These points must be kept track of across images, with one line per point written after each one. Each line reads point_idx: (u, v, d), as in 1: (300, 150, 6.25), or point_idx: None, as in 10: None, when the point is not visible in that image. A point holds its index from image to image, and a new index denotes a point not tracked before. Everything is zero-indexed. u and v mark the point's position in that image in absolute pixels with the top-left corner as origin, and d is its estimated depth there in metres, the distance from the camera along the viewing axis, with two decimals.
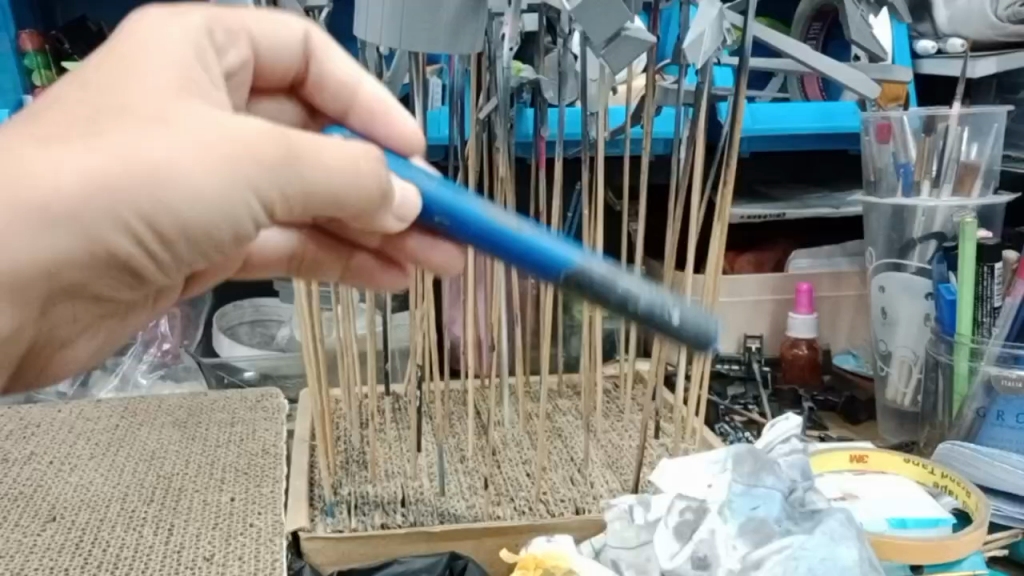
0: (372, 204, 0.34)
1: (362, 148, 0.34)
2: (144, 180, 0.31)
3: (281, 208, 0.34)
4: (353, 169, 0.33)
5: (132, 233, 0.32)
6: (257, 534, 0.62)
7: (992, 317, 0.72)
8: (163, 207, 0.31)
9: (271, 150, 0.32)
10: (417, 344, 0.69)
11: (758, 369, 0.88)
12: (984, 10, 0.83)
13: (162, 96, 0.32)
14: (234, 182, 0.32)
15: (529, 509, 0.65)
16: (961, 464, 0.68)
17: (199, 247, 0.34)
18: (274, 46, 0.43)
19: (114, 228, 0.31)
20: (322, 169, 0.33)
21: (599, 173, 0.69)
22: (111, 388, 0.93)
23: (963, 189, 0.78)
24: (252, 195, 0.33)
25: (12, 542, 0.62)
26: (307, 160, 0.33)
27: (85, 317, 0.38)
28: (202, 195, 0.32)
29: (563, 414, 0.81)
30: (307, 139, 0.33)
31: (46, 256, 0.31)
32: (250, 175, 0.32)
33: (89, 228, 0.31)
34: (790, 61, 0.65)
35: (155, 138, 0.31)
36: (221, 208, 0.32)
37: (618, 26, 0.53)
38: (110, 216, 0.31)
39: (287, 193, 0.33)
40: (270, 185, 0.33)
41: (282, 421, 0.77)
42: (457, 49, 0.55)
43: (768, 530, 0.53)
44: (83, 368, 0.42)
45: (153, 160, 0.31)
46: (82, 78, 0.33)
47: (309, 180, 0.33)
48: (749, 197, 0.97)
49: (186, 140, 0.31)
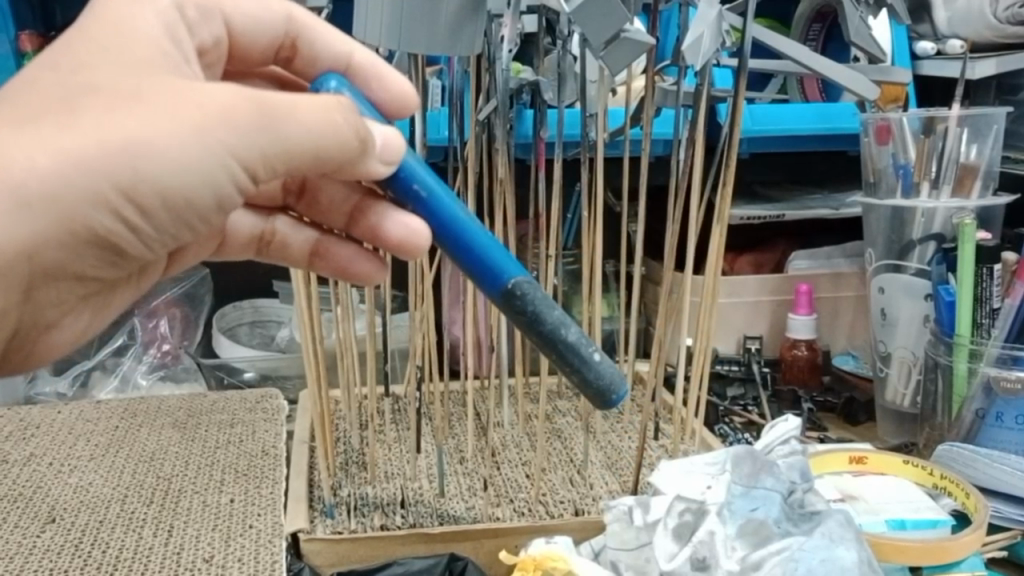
0: (352, 151, 0.35)
1: (334, 98, 0.35)
2: (123, 153, 0.32)
3: (263, 169, 0.35)
4: (329, 120, 0.34)
5: (113, 207, 0.33)
6: (258, 536, 0.62)
7: (991, 318, 0.72)
8: (140, 176, 0.32)
9: (244, 110, 0.34)
10: (418, 345, 0.69)
11: (758, 369, 0.88)
12: (983, 11, 0.83)
13: (133, 74, 0.34)
14: (209, 147, 0.33)
15: (529, 511, 0.64)
16: (961, 466, 0.68)
17: (180, 215, 0.35)
18: (252, 24, 0.44)
19: (96, 203, 0.33)
20: (299, 124, 0.34)
21: (600, 176, 0.69)
22: (110, 390, 0.92)
23: (963, 190, 0.78)
24: (231, 158, 0.34)
25: (12, 543, 0.62)
26: (283, 117, 0.34)
27: (75, 296, 0.39)
28: (179, 162, 0.33)
29: (563, 415, 0.81)
30: (282, 99, 0.34)
31: (28, 233, 0.32)
32: (224, 138, 0.33)
33: (71, 203, 0.32)
34: (790, 62, 0.64)
35: (127, 115, 0.32)
36: (201, 172, 0.34)
37: (617, 28, 0.53)
38: (91, 192, 0.32)
39: (267, 152, 0.34)
40: (248, 146, 0.34)
41: (282, 422, 0.77)
42: (456, 51, 0.55)
43: (767, 532, 0.53)
44: (71, 350, 0.43)
45: (128, 133, 0.32)
46: (58, 60, 0.34)
47: (289, 137, 0.34)
48: (748, 198, 0.97)
49: (163, 114, 0.32)
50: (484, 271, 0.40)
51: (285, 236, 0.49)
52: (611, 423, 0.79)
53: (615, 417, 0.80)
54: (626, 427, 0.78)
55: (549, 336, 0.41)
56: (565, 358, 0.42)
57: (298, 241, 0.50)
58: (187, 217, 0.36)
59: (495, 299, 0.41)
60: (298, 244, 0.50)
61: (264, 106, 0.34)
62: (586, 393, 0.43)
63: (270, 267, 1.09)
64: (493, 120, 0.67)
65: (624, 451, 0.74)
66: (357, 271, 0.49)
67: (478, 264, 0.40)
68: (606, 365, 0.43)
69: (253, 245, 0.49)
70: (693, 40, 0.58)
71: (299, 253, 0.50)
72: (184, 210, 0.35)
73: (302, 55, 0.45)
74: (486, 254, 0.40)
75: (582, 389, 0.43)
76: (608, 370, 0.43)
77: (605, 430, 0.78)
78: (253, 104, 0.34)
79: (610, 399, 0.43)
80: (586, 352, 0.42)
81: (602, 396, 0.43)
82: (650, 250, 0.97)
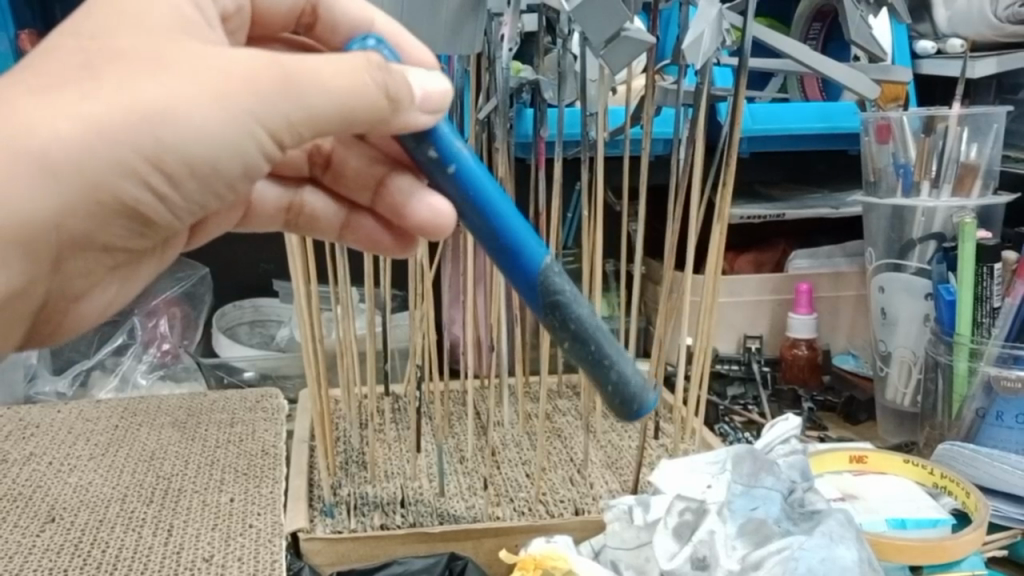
0: (382, 112, 0.34)
1: (362, 56, 0.34)
2: (149, 121, 0.32)
3: (289, 136, 0.35)
4: (355, 80, 0.34)
5: (139, 175, 0.33)
6: (257, 535, 0.62)
7: (991, 318, 0.72)
8: (166, 145, 0.32)
9: (267, 77, 0.33)
10: (417, 344, 0.69)
11: (758, 369, 0.88)
12: (983, 11, 0.83)
13: (155, 41, 0.33)
14: (234, 114, 0.33)
15: (529, 510, 0.64)
16: (963, 464, 0.68)
17: (206, 183, 0.35)
18: None
19: (121, 173, 0.32)
20: (324, 89, 0.33)
21: (600, 176, 0.69)
22: (110, 389, 0.92)
23: (963, 189, 0.77)
24: (257, 126, 0.34)
25: (11, 543, 0.62)
26: (305, 80, 0.33)
27: (101, 269, 0.39)
28: (204, 129, 0.33)
29: (563, 414, 0.81)
30: (306, 61, 0.34)
31: (53, 202, 0.32)
32: (250, 106, 0.33)
33: (97, 173, 0.32)
34: (790, 61, 0.64)
35: (152, 83, 0.32)
36: (227, 141, 0.33)
37: (618, 27, 0.53)
38: (117, 162, 0.32)
39: (291, 118, 0.34)
40: (273, 115, 0.33)
41: (282, 421, 0.77)
42: (455, 49, 0.56)
43: (767, 531, 0.53)
44: (94, 324, 0.43)
45: (154, 102, 0.32)
46: (77, 28, 0.33)
47: (313, 101, 0.34)
48: (748, 197, 0.97)
49: (188, 81, 0.32)
50: (506, 254, 0.39)
51: (313, 207, 0.49)
52: (610, 422, 0.79)
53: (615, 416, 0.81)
54: (626, 426, 0.78)
55: (577, 337, 0.40)
56: (593, 356, 0.41)
57: (326, 212, 0.49)
58: (213, 184, 0.35)
59: (523, 288, 0.40)
60: (327, 215, 0.49)
61: (288, 70, 0.33)
62: (614, 398, 0.42)
63: (270, 267, 1.09)
64: (493, 119, 0.67)
65: (625, 450, 0.74)
66: (380, 245, 0.50)
67: (508, 249, 0.39)
68: (633, 375, 0.41)
69: (281, 216, 0.49)
70: (694, 39, 0.58)
71: (329, 225, 0.50)
72: (210, 179, 0.35)
73: (322, 21, 0.44)
74: (513, 236, 0.38)
75: (605, 394, 0.42)
76: (636, 380, 0.42)
77: (605, 429, 0.78)
78: (276, 69, 0.33)
79: (637, 407, 0.42)
80: (616, 353, 0.41)
81: (630, 404, 0.42)
82: (651, 250, 0.97)
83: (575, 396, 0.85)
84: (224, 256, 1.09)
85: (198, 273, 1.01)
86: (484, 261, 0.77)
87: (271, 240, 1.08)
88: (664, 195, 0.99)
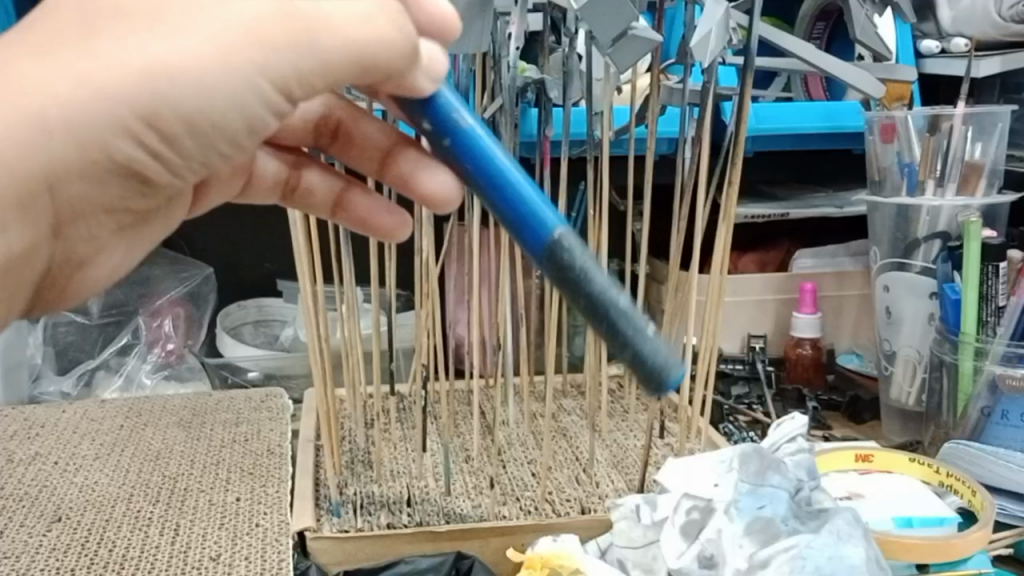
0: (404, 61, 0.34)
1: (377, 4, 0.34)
2: (149, 76, 0.31)
3: (298, 89, 0.34)
4: (373, 27, 0.33)
5: (134, 133, 0.32)
6: (263, 534, 0.62)
7: (996, 317, 0.72)
8: (166, 101, 0.32)
9: (276, 30, 0.32)
10: (423, 343, 0.69)
11: (762, 369, 0.88)
12: (987, 10, 0.83)
13: None
14: (237, 68, 0.32)
15: (534, 509, 0.64)
16: (967, 465, 0.68)
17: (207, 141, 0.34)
18: None
19: (119, 130, 0.32)
20: (335, 37, 0.33)
21: (605, 174, 0.69)
22: (114, 389, 0.92)
23: (968, 189, 0.78)
24: (260, 81, 0.33)
25: (18, 542, 0.62)
26: (319, 29, 0.33)
27: (103, 232, 0.38)
28: (205, 85, 0.32)
29: (568, 414, 0.81)
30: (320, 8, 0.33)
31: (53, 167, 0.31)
32: (253, 58, 0.32)
33: (94, 130, 0.32)
34: (795, 60, 0.64)
35: (155, 36, 0.31)
36: (231, 98, 0.33)
37: (625, 25, 0.53)
38: (111, 118, 0.31)
39: (300, 68, 0.33)
40: (279, 64, 0.33)
41: (287, 421, 0.78)
42: (463, 48, 0.54)
43: (774, 530, 0.53)
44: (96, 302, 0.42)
45: (153, 59, 0.31)
46: None
47: (325, 51, 0.33)
48: (752, 196, 0.98)
49: (190, 38, 0.31)
50: (511, 212, 0.36)
51: (310, 182, 0.48)
52: (616, 422, 0.79)
53: (621, 415, 0.81)
54: (631, 426, 0.78)
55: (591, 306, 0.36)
56: (612, 329, 0.36)
57: (323, 189, 0.48)
58: (215, 144, 0.35)
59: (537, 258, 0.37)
60: (322, 190, 0.48)
61: (296, 20, 0.32)
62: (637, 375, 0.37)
63: (274, 267, 1.09)
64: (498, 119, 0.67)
65: (630, 449, 0.74)
66: (375, 223, 0.48)
67: (516, 215, 0.36)
68: (659, 343, 0.36)
69: (278, 190, 0.48)
70: (700, 38, 0.58)
71: (323, 202, 0.48)
72: (211, 136, 0.34)
73: None
74: (519, 203, 0.36)
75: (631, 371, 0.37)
76: (657, 351, 0.36)
77: (611, 429, 0.78)
78: (285, 16, 0.32)
79: (662, 383, 0.37)
80: (639, 323, 0.36)
81: (654, 381, 0.37)
82: (655, 249, 0.97)
83: (580, 396, 0.85)
84: (228, 255, 1.09)
85: (202, 273, 1.00)
86: (490, 262, 0.77)
87: (274, 240, 1.08)
88: (668, 194, 0.99)
